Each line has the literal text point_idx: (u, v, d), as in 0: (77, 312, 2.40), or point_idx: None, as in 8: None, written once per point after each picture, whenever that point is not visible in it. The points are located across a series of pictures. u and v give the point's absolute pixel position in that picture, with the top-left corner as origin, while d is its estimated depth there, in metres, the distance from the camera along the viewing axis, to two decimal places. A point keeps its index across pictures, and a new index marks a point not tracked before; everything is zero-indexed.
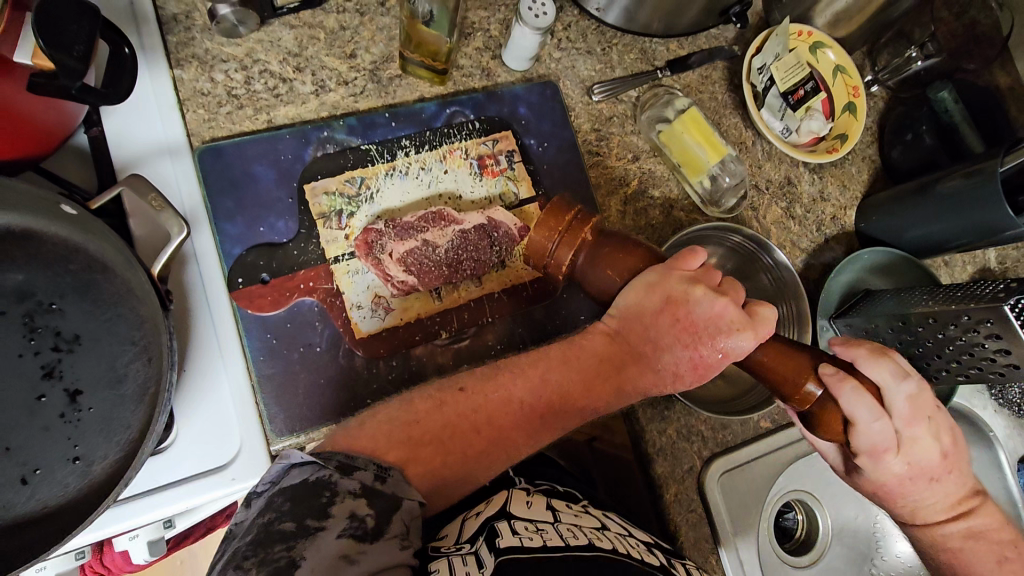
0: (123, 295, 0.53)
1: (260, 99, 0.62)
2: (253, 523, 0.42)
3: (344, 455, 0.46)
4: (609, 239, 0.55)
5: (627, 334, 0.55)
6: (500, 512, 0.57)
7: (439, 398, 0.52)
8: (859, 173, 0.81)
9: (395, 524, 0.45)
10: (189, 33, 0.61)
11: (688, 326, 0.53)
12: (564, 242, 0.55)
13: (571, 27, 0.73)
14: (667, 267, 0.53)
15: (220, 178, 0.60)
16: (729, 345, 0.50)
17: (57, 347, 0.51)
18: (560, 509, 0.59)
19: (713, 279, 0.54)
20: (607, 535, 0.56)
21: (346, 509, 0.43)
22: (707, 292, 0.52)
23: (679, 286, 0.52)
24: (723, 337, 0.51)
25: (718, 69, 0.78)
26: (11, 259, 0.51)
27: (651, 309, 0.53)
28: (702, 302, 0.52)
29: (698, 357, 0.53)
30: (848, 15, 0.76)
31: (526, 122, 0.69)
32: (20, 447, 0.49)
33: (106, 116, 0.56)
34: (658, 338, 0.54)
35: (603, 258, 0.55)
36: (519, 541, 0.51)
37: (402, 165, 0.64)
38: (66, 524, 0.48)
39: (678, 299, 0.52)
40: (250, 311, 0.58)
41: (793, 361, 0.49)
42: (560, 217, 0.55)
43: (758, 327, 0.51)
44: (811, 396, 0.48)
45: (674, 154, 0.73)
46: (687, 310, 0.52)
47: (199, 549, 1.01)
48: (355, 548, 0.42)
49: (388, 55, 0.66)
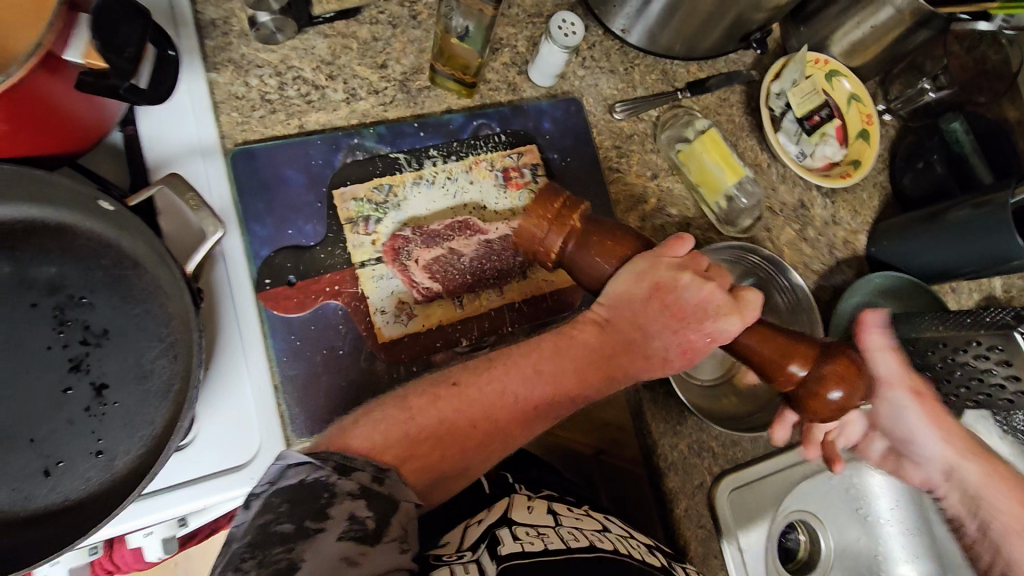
0: (152, 292, 0.53)
1: (292, 104, 0.64)
2: (250, 524, 0.42)
3: (340, 456, 0.46)
4: (598, 227, 0.55)
5: (618, 323, 0.57)
6: (502, 518, 0.57)
7: (434, 393, 0.53)
8: (870, 199, 0.83)
9: (394, 527, 0.45)
10: (227, 38, 0.63)
11: (677, 311, 0.55)
12: (554, 230, 0.54)
13: (595, 47, 0.75)
14: (656, 255, 0.55)
15: (251, 180, 0.61)
16: (717, 329, 0.54)
17: (85, 340, 0.51)
18: (561, 512, 0.60)
19: (702, 264, 0.56)
20: (609, 537, 0.57)
21: (343, 510, 0.43)
22: (693, 279, 0.55)
23: (667, 273, 0.54)
24: (710, 321, 0.54)
25: (736, 93, 0.80)
26: (46, 251, 0.51)
27: (642, 296, 0.55)
28: (689, 287, 0.55)
29: (686, 341, 0.56)
30: (863, 46, 0.77)
31: (550, 137, 0.71)
32: (44, 438, 0.49)
33: (143, 117, 0.58)
34: (648, 325, 0.56)
35: (592, 247, 0.54)
36: (520, 546, 0.51)
37: (429, 174, 0.65)
38: (88, 517, 0.49)
39: (666, 287, 0.54)
40: (276, 312, 0.58)
41: (779, 343, 0.52)
42: (548, 206, 0.54)
43: (745, 311, 0.54)
44: (794, 376, 0.52)
45: (693, 173, 0.74)
46: (677, 296, 0.55)
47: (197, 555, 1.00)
48: (355, 550, 0.42)
49: (418, 66, 0.68)
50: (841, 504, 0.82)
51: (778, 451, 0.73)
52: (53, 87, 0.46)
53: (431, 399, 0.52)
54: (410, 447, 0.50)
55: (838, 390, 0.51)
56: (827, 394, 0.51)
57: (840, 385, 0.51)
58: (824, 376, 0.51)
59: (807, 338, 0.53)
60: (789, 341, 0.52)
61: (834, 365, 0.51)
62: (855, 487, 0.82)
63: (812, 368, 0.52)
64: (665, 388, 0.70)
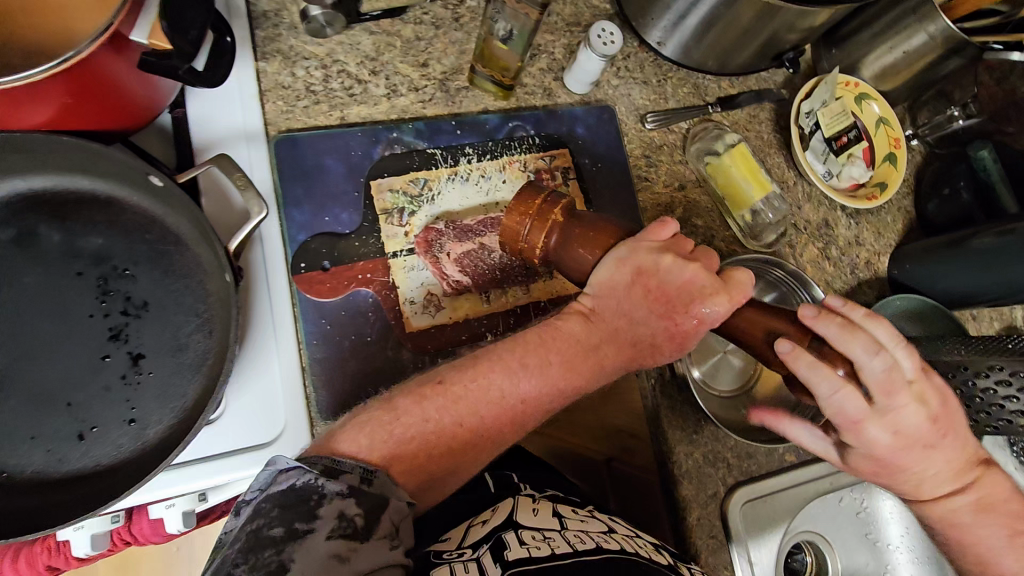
0: (192, 268, 0.55)
1: (335, 96, 0.66)
2: (241, 530, 0.43)
3: (329, 460, 0.48)
4: (580, 222, 0.57)
5: (603, 313, 0.58)
6: (508, 522, 0.56)
7: (419, 394, 0.54)
8: (894, 222, 0.84)
9: (384, 525, 0.46)
10: (277, 29, 0.65)
11: (661, 296, 0.56)
12: (536, 225, 0.56)
13: (630, 58, 0.77)
14: (637, 241, 0.56)
15: (292, 167, 0.62)
16: (703, 312, 0.54)
17: (125, 311, 0.53)
18: (567, 514, 0.59)
19: (685, 246, 0.57)
20: (615, 538, 0.56)
21: (333, 510, 0.45)
22: (676, 261, 0.55)
23: (648, 256, 0.55)
24: (697, 302, 0.54)
25: (766, 111, 0.81)
26: (94, 223, 0.53)
27: (625, 283, 0.55)
28: (672, 271, 0.55)
29: (674, 326, 0.56)
30: (895, 71, 0.78)
31: (582, 142, 0.72)
32: (81, 403, 0.50)
33: (193, 101, 0.60)
34: (632, 312, 0.57)
35: (574, 241, 0.56)
36: (528, 552, 0.51)
37: (464, 171, 0.66)
38: (118, 483, 0.50)
39: (649, 271, 0.55)
40: (309, 295, 0.59)
41: (767, 321, 0.51)
42: (530, 202, 0.56)
43: (732, 291, 0.54)
44: (794, 351, 0.52)
45: (720, 186, 0.75)
46: (659, 281, 0.55)
47: (198, 546, 1.01)
48: (346, 547, 0.44)
49: (458, 67, 0.70)
50: (851, 527, 0.81)
51: (793, 466, 0.73)
52: (117, 66, 0.48)
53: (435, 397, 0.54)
54: (401, 442, 0.52)
55: (843, 367, 0.51)
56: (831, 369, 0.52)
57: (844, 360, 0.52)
58: (824, 354, 0.51)
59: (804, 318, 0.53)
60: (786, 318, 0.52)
61: (838, 337, 0.52)
62: (867, 511, 0.81)
63: (814, 342, 0.51)
64: (682, 395, 0.71)
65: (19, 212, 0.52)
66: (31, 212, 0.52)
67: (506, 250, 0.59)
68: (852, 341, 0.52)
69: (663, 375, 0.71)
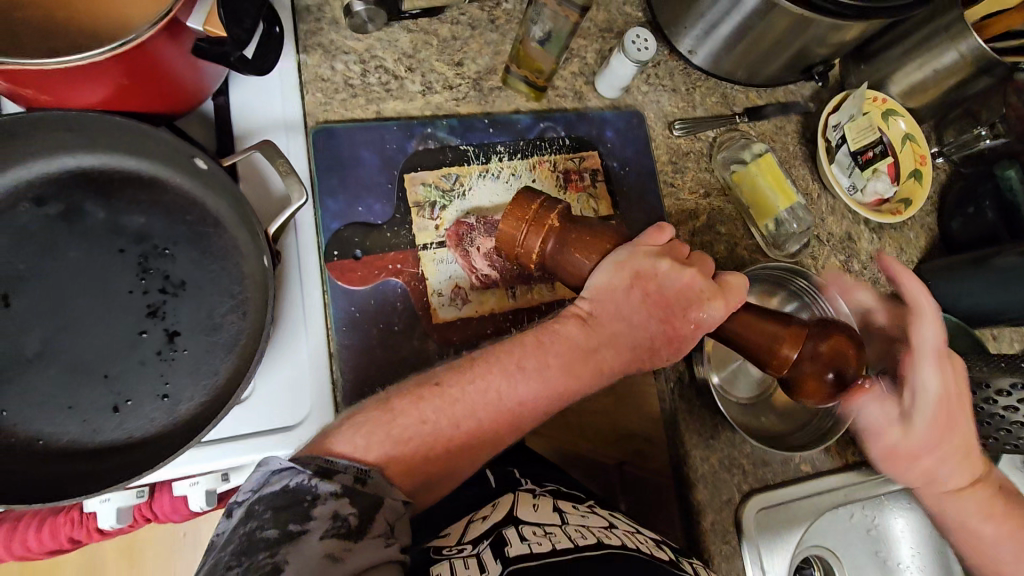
0: (229, 251, 0.56)
1: (372, 90, 0.67)
2: (235, 533, 0.43)
3: (322, 461, 0.47)
4: (576, 226, 0.56)
5: (601, 317, 0.57)
6: (509, 518, 0.56)
7: (416, 394, 0.53)
8: (917, 239, 0.84)
9: (379, 523, 0.46)
10: (319, 23, 0.67)
11: (659, 300, 0.57)
12: (533, 230, 0.55)
13: (660, 65, 0.78)
14: (633, 246, 0.57)
15: (329, 157, 0.64)
16: (702, 316, 0.55)
17: (163, 289, 0.54)
18: (567, 510, 0.58)
19: (682, 252, 0.59)
20: (616, 533, 0.55)
21: (327, 510, 0.44)
22: (672, 267, 0.57)
23: (646, 261, 0.56)
24: (695, 309, 0.56)
25: (792, 123, 0.82)
26: (138, 202, 0.55)
27: (624, 287, 0.56)
28: (669, 276, 0.57)
29: (672, 329, 0.58)
30: (923, 88, 0.79)
31: (611, 145, 0.73)
32: (117, 376, 0.52)
33: (236, 91, 0.62)
34: (631, 314, 0.58)
35: (571, 246, 0.55)
36: (528, 548, 0.50)
37: (495, 168, 0.67)
38: (148, 455, 0.51)
39: (647, 275, 0.56)
40: (340, 283, 0.61)
41: (766, 330, 0.54)
42: (525, 208, 0.55)
43: (728, 296, 0.56)
44: (788, 361, 0.53)
45: (745, 195, 0.76)
46: (657, 285, 0.57)
47: (204, 534, 1.01)
48: (340, 548, 0.43)
49: (491, 67, 0.71)
50: (862, 546, 0.80)
51: (808, 477, 0.73)
52: (172, 51, 0.50)
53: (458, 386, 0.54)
54: (423, 437, 0.52)
55: (834, 369, 0.54)
56: (825, 373, 0.54)
57: (831, 365, 0.54)
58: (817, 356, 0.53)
59: (795, 322, 0.55)
60: (778, 323, 0.54)
61: (829, 343, 0.54)
62: (878, 527, 0.81)
63: (806, 349, 0.54)
64: (700, 400, 0.71)
65: (67, 187, 0.54)
66: (78, 188, 0.54)
67: (503, 254, 0.58)
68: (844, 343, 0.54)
69: (681, 378, 0.71)
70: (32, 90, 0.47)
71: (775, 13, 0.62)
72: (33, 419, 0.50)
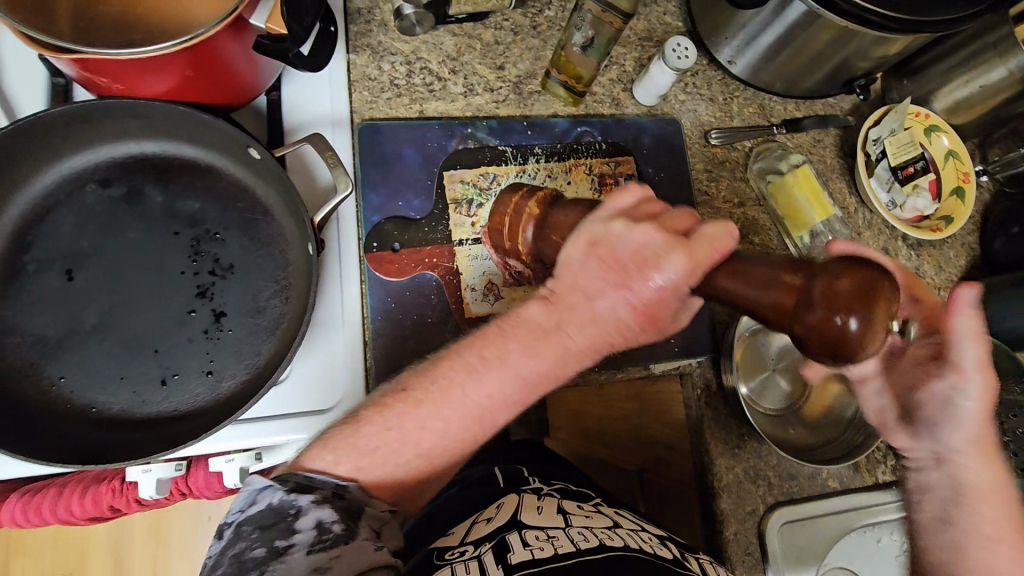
0: (275, 238, 0.59)
1: (416, 91, 0.69)
2: (222, 557, 0.44)
3: (301, 476, 0.47)
4: (554, 209, 0.54)
5: (557, 295, 0.49)
6: (510, 522, 0.54)
7: (392, 399, 0.51)
8: (956, 258, 0.82)
9: (373, 529, 0.47)
10: (368, 25, 0.70)
11: (616, 263, 0.47)
12: (513, 230, 0.57)
13: (698, 75, 0.79)
14: (594, 214, 0.49)
15: (373, 152, 0.66)
16: (661, 274, 0.45)
17: (213, 271, 0.57)
18: (570, 511, 0.56)
19: (646, 211, 0.49)
20: (619, 534, 0.53)
21: (310, 522, 0.44)
22: (625, 224, 0.47)
23: (598, 225, 0.48)
24: (653, 268, 0.45)
25: (830, 136, 0.81)
26: (194, 188, 0.58)
27: (578, 258, 0.48)
28: (622, 236, 0.47)
29: (634, 297, 0.46)
30: (968, 104, 0.77)
31: (646, 151, 0.74)
32: (166, 351, 0.54)
33: (287, 87, 0.65)
34: (586, 285, 0.48)
35: (551, 229, 0.53)
36: (530, 554, 0.48)
37: (531, 170, 0.69)
38: (190, 427, 0.53)
39: (601, 240, 0.47)
40: (378, 273, 0.63)
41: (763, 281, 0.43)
42: (504, 209, 0.58)
43: (696, 248, 0.45)
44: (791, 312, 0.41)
45: (780, 206, 0.76)
46: (611, 248, 0.47)
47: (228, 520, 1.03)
48: (326, 558, 0.43)
49: (531, 72, 0.73)
50: None
51: (835, 494, 0.72)
52: (234, 48, 0.52)
53: (428, 380, 0.50)
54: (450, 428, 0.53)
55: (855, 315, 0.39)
56: (839, 324, 0.39)
57: (855, 311, 0.39)
58: (829, 301, 0.39)
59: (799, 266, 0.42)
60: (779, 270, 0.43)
61: (845, 285, 0.39)
62: None
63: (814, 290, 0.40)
64: (726, 407, 0.71)
65: (130, 172, 0.58)
66: (140, 172, 0.58)
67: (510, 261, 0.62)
68: (869, 283, 0.39)
69: (709, 387, 0.71)
70: (107, 79, 0.50)
71: (818, 24, 0.62)
72: (89, 387, 0.53)
